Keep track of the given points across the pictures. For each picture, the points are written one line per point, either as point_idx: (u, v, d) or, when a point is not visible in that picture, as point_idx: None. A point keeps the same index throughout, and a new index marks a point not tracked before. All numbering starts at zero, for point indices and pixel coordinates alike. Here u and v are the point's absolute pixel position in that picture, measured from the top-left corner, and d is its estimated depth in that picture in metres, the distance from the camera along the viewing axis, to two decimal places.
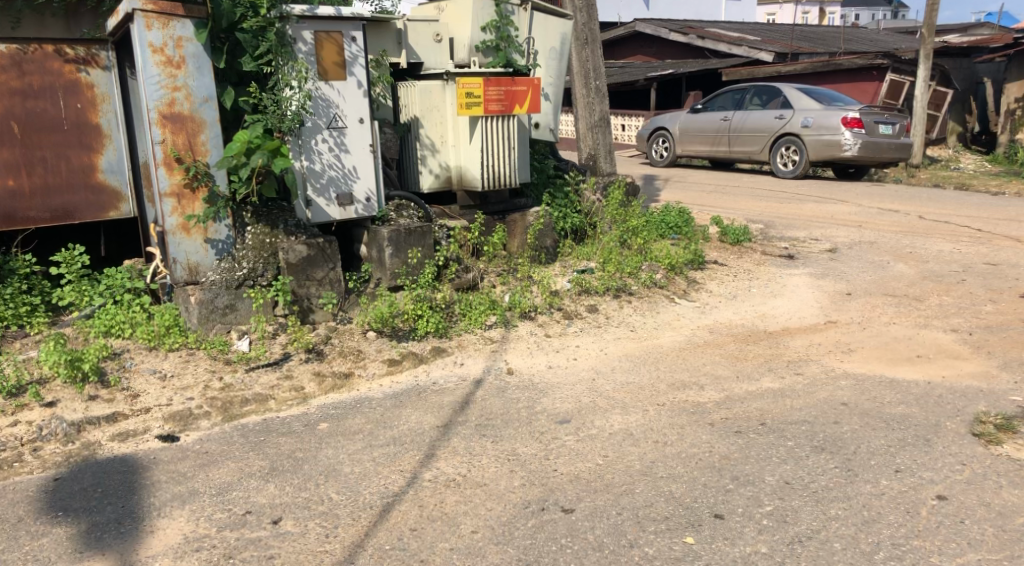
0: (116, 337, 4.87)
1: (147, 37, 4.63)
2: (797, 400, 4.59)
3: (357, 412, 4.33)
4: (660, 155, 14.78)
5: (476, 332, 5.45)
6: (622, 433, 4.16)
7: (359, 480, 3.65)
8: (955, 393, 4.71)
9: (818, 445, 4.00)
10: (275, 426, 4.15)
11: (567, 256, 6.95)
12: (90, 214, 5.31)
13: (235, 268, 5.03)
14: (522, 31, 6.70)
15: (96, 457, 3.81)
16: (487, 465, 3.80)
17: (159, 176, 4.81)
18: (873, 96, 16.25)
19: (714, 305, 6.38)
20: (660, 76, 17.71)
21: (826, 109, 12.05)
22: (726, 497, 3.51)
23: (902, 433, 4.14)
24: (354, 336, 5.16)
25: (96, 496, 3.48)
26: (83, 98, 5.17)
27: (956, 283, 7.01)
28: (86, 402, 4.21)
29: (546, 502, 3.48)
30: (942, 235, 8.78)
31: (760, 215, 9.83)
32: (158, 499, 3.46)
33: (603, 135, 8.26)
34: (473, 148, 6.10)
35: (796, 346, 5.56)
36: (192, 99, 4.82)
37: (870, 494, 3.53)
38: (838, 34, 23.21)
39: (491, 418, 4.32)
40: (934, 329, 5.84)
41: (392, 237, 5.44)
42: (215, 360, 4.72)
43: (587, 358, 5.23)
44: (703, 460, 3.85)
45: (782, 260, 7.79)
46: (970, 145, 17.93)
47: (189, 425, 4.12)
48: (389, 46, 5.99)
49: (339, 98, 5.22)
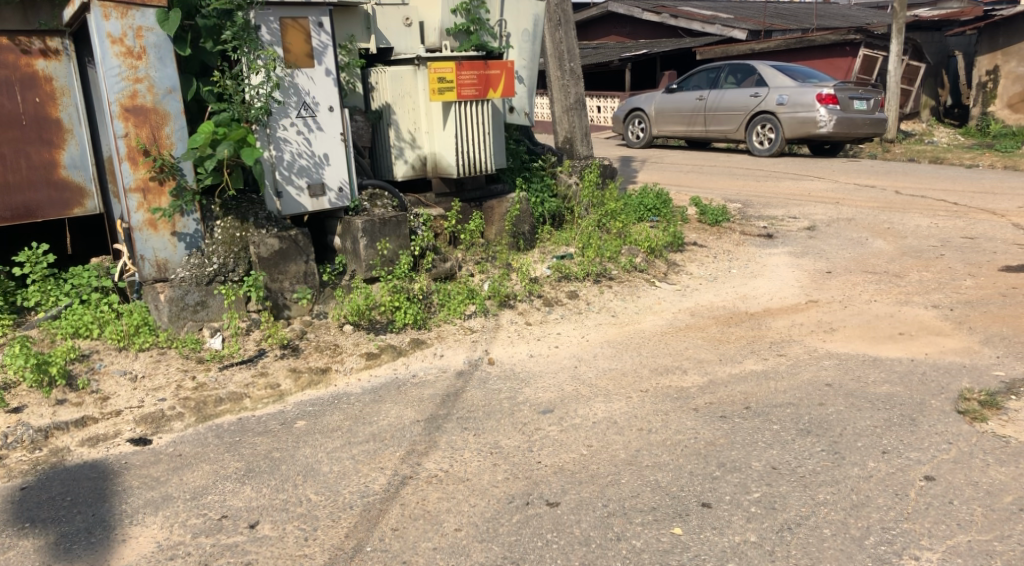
0: (84, 338, 4.69)
1: (105, 27, 4.46)
2: (781, 382, 4.56)
3: (335, 408, 4.24)
4: (637, 136, 14.70)
5: (455, 323, 5.36)
6: (607, 421, 4.10)
7: (338, 478, 3.56)
8: (939, 369, 4.70)
9: (804, 427, 3.96)
10: (251, 426, 4.05)
11: (545, 242, 6.85)
12: (53, 211, 5.16)
13: (206, 263, 4.88)
14: (493, 13, 6.60)
15: (65, 463, 3.67)
16: (470, 459, 3.73)
17: (123, 171, 4.63)
18: (847, 72, 16.30)
19: (695, 287, 6.34)
20: (635, 57, 17.60)
21: (801, 86, 12.00)
22: (713, 485, 3.46)
23: (888, 413, 4.12)
24: (331, 330, 5.06)
25: (64, 505, 3.34)
26: (41, 92, 5.00)
27: (934, 258, 7.00)
28: (53, 406, 4.06)
29: (530, 495, 3.41)
30: (919, 210, 8.78)
31: (737, 194, 9.79)
32: (129, 506, 3.34)
33: (579, 117, 8.15)
34: (447, 133, 5.98)
35: (778, 327, 5.53)
36: (154, 90, 4.65)
37: (858, 477, 3.50)
38: (812, 8, 23.12)
39: (473, 409, 4.25)
40: (915, 305, 5.83)
41: (366, 227, 5.32)
42: (187, 359, 4.58)
43: (568, 345, 5.17)
44: (688, 447, 3.79)
45: (761, 239, 7.75)
46: (942, 118, 18.04)
47: (161, 427, 4.00)
48: (357, 31, 5.83)
49: (307, 85, 5.07)
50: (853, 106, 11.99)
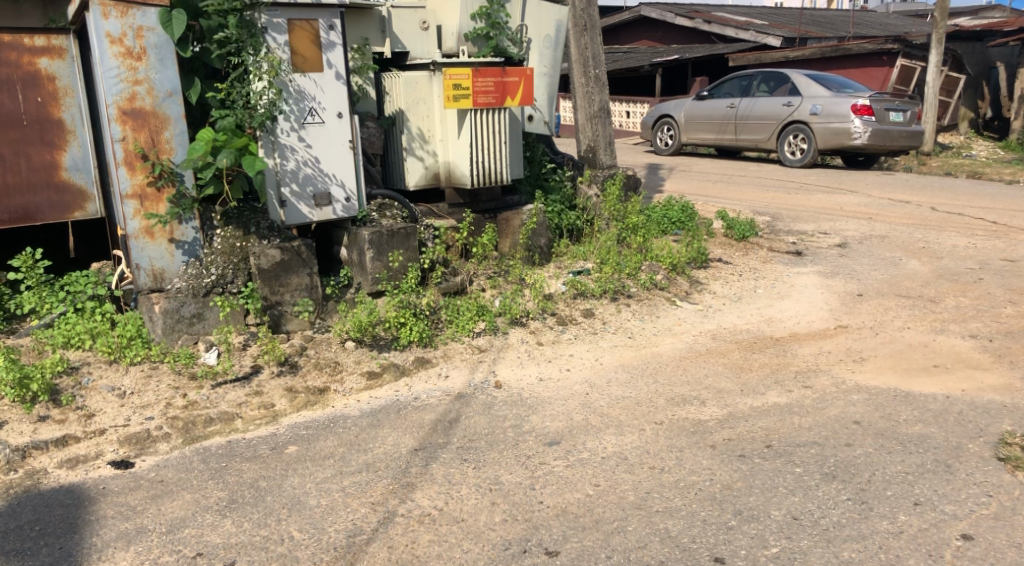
0: (75, 349, 4.52)
1: (104, 26, 4.29)
2: (806, 418, 4.26)
3: (330, 433, 4.01)
4: (665, 143, 14.36)
5: (463, 340, 5.12)
6: (616, 457, 3.83)
7: (325, 514, 3.32)
8: (977, 409, 4.36)
9: (829, 472, 3.66)
10: (240, 450, 3.84)
11: (562, 256, 6.58)
12: (53, 214, 5.00)
13: (203, 274, 4.70)
14: (515, 17, 6.34)
15: (40, 487, 3.49)
16: (466, 496, 3.47)
17: (120, 177, 4.45)
18: (882, 82, 15.94)
19: (717, 308, 6.05)
20: (666, 62, 17.27)
21: (835, 96, 11.64)
22: (728, 537, 3.18)
23: (922, 458, 3.80)
24: (332, 346, 4.80)
25: (31, 536, 3.14)
26: (44, 92, 4.84)
27: (972, 282, 6.63)
28: (34, 423, 3.89)
29: (528, 542, 3.16)
30: (956, 229, 8.39)
31: (766, 206, 9.44)
32: (100, 539, 3.14)
33: (603, 126, 7.86)
34: (462, 142, 5.76)
35: (804, 355, 5.21)
36: (154, 92, 4.47)
37: (887, 532, 3.20)
38: (850, 15, 22.64)
39: (475, 439, 4.00)
40: (951, 335, 5.48)
41: (373, 238, 5.10)
42: (179, 375, 4.38)
43: (580, 368, 4.92)
44: (702, 491, 3.51)
45: (789, 257, 7.42)
46: (981, 131, 17.53)
47: (145, 449, 3.81)
48: (372, 34, 5.66)
49: (314, 91, 4.86)
50: (889, 117, 11.59)
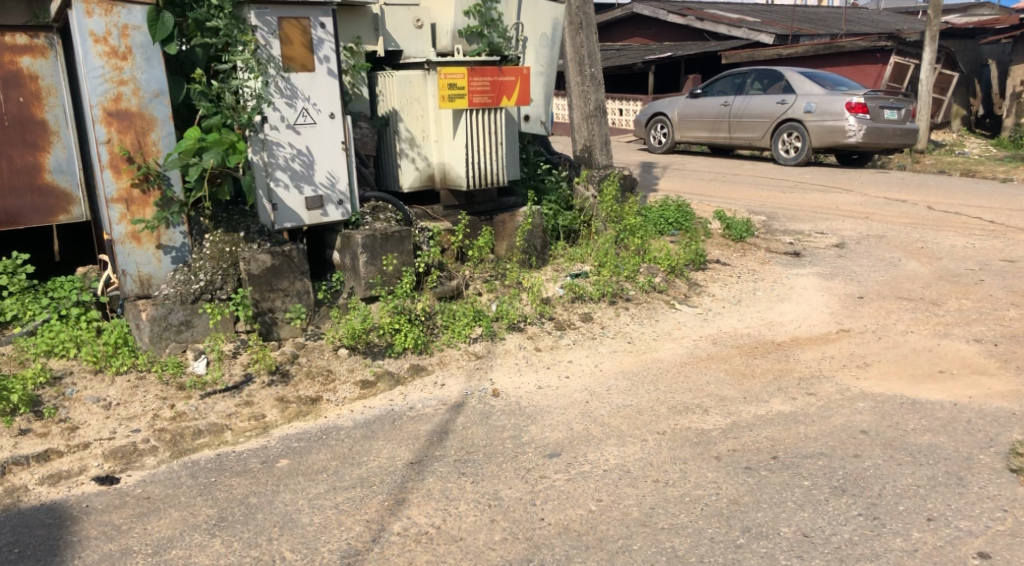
0: (58, 358, 4.38)
1: (87, 25, 4.15)
2: (811, 427, 4.15)
3: (323, 445, 3.88)
4: (659, 141, 14.21)
5: (459, 347, 4.99)
6: (619, 469, 3.72)
7: (318, 533, 3.20)
8: (986, 417, 4.27)
9: (838, 485, 3.55)
10: (229, 464, 3.70)
11: (560, 258, 6.47)
12: (36, 218, 4.85)
13: (192, 280, 4.56)
14: (510, 15, 6.20)
15: (20, 505, 3.35)
16: (465, 513, 3.35)
17: (105, 180, 4.31)
18: (876, 79, 15.74)
19: (717, 311, 5.94)
20: (659, 60, 17.16)
21: (829, 94, 11.56)
22: (737, 556, 3.07)
23: (932, 470, 3.70)
24: (324, 354, 4.67)
25: (10, 559, 3.00)
26: (26, 92, 4.68)
27: (974, 283, 6.55)
28: (15, 438, 3.74)
29: (529, 563, 3.04)
30: (954, 228, 8.31)
31: (762, 206, 9.34)
32: (83, 561, 3.01)
33: (599, 126, 7.75)
34: (457, 143, 5.62)
35: (807, 360, 5.11)
36: (140, 93, 4.33)
37: (901, 550, 3.09)
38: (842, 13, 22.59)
39: (473, 450, 3.87)
40: (955, 339, 5.39)
41: (366, 243, 4.97)
42: (166, 385, 4.24)
43: (580, 375, 4.80)
44: (708, 506, 3.40)
45: (788, 258, 7.32)
46: (974, 129, 17.50)
47: (131, 463, 3.67)
48: (364, 33, 5.50)
49: (305, 89, 4.70)
50: (884, 115, 11.52)
